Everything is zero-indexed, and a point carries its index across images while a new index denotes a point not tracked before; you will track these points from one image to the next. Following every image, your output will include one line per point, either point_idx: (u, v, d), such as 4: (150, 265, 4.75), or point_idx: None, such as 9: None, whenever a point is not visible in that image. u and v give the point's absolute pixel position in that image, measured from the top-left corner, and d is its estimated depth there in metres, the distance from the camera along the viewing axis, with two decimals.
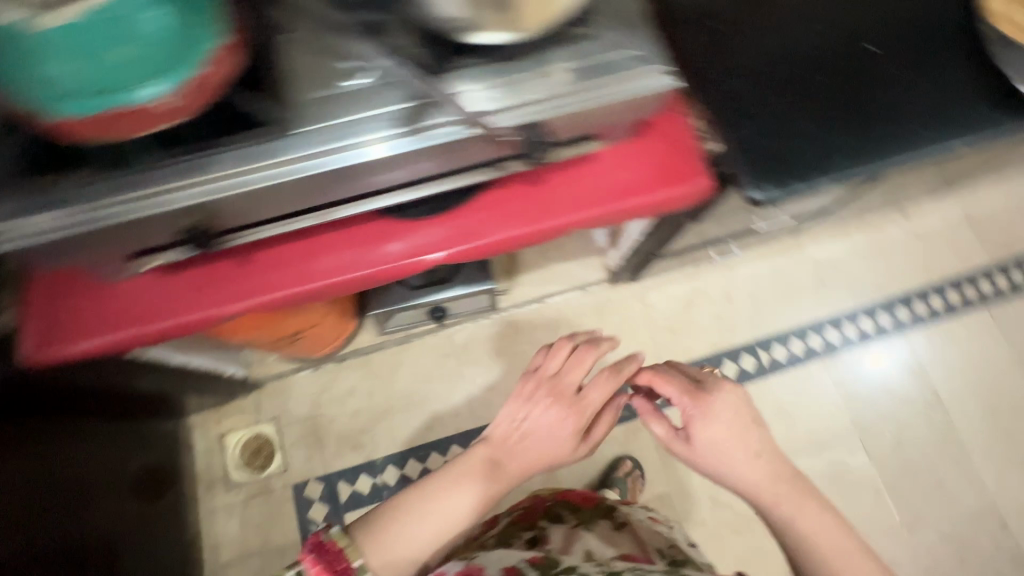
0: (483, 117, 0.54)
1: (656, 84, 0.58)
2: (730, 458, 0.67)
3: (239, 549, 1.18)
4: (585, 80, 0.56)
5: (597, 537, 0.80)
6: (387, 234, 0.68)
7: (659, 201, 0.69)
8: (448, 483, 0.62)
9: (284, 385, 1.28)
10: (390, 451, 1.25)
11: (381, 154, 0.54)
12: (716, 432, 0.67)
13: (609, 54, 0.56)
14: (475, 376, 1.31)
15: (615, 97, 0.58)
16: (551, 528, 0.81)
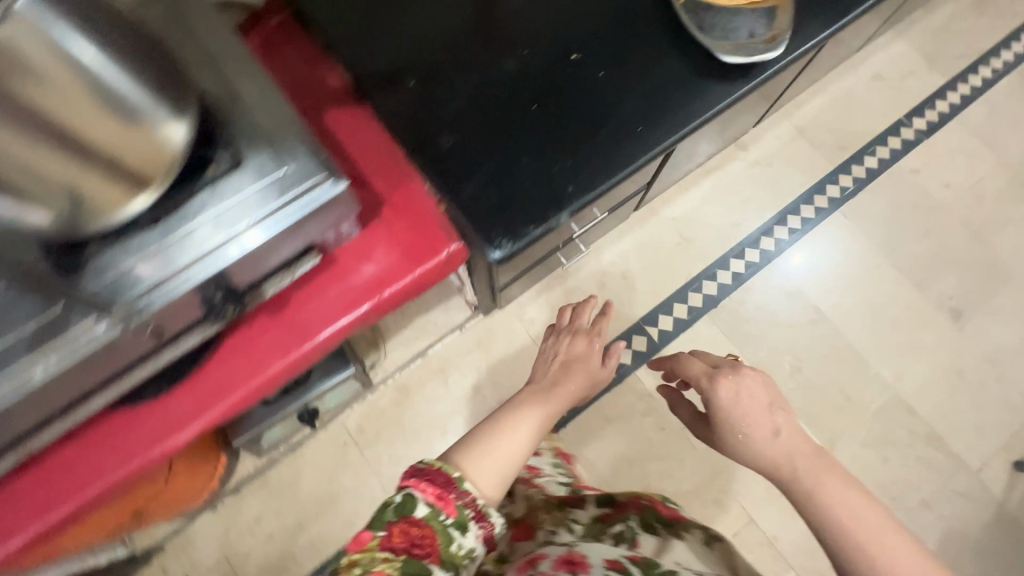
0: (126, 304, 0.51)
1: (307, 197, 0.53)
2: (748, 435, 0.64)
3: None
4: (224, 227, 0.51)
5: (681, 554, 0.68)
6: (133, 425, 0.62)
7: (411, 282, 0.66)
8: (514, 413, 0.71)
9: (186, 537, 1.19)
10: (316, 562, 1.19)
11: (32, 378, 0.51)
12: (738, 410, 0.65)
13: (240, 191, 0.52)
14: (379, 455, 1.26)
15: (276, 226, 0.53)
16: (638, 533, 0.74)
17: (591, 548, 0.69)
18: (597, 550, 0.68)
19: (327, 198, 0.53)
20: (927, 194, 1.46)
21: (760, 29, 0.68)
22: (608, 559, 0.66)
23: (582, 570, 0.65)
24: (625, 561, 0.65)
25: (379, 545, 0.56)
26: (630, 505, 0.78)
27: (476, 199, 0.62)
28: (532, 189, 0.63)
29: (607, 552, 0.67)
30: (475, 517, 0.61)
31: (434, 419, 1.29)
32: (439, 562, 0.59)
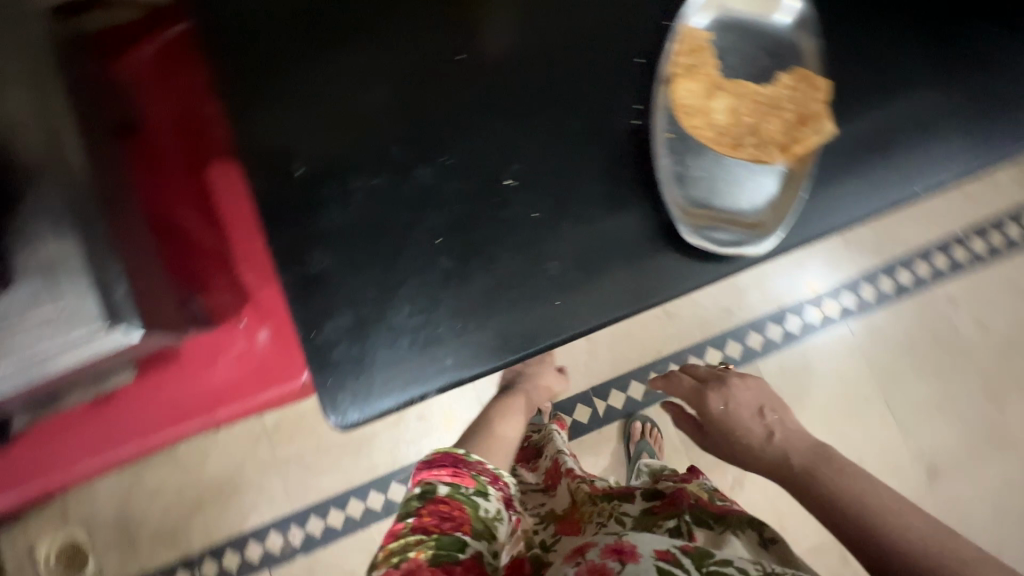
0: None
1: (78, 348, 0.41)
2: (744, 434, 0.67)
3: None
4: None
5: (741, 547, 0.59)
6: None
7: (254, 405, 0.57)
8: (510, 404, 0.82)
9: (88, 489, 1.21)
10: (205, 544, 1.21)
11: None
12: (737, 414, 0.69)
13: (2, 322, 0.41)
14: (285, 459, 1.23)
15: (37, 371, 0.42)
16: (694, 528, 0.63)
17: (639, 536, 0.54)
18: (648, 539, 0.54)
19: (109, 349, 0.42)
20: (952, 331, 1.28)
21: (753, 203, 0.53)
22: (659, 548, 0.52)
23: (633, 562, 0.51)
24: (677, 551, 0.52)
25: (410, 530, 0.55)
26: (679, 498, 0.68)
27: (328, 352, 0.51)
28: (399, 352, 0.51)
29: (657, 540, 0.54)
30: (490, 479, 0.64)
31: (349, 437, 1.24)
32: (472, 530, 0.57)
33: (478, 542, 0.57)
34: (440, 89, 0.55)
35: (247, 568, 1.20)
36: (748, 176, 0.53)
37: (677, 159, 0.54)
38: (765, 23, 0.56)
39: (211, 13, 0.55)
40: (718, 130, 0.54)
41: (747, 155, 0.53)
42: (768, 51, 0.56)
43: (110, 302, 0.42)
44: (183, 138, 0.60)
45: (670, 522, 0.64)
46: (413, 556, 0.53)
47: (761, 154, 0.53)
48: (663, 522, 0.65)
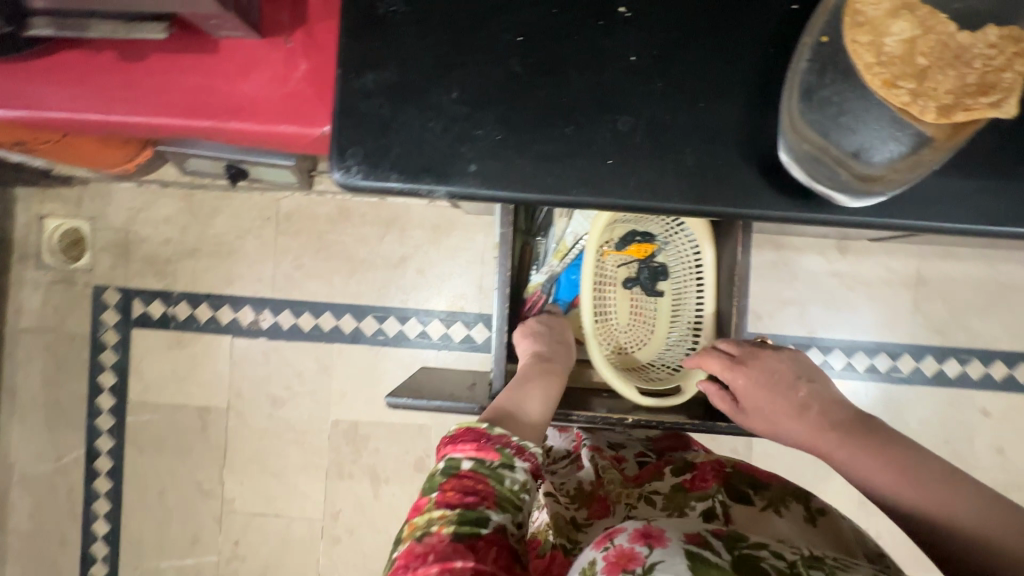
0: None
1: None
2: (777, 420, 0.63)
3: (37, 320, 1.28)
4: None
5: (782, 521, 0.61)
6: None
7: (271, 135, 0.54)
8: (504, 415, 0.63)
9: (107, 190, 1.26)
10: (187, 288, 1.26)
11: None
12: (767, 391, 0.65)
13: None
14: (283, 249, 1.25)
15: None
16: (730, 505, 0.63)
17: (665, 521, 0.51)
18: (675, 525, 0.50)
19: None
20: (966, 440, 1.19)
21: (872, 156, 0.44)
22: (687, 533, 0.48)
23: (660, 546, 0.46)
24: (707, 534, 0.48)
25: (434, 506, 0.52)
26: (709, 474, 0.67)
27: (361, 102, 0.46)
28: (424, 133, 0.46)
29: (685, 525, 0.50)
30: (517, 452, 0.57)
31: (348, 257, 1.24)
32: (496, 505, 0.53)
33: (502, 517, 0.52)
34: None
35: (214, 326, 1.26)
36: (884, 122, 0.43)
37: (815, 68, 0.45)
38: None
39: None
40: (881, 57, 0.42)
41: (896, 99, 0.42)
42: None
43: None
44: None
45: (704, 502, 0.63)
46: (435, 530, 0.49)
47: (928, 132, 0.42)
48: (695, 504, 0.63)
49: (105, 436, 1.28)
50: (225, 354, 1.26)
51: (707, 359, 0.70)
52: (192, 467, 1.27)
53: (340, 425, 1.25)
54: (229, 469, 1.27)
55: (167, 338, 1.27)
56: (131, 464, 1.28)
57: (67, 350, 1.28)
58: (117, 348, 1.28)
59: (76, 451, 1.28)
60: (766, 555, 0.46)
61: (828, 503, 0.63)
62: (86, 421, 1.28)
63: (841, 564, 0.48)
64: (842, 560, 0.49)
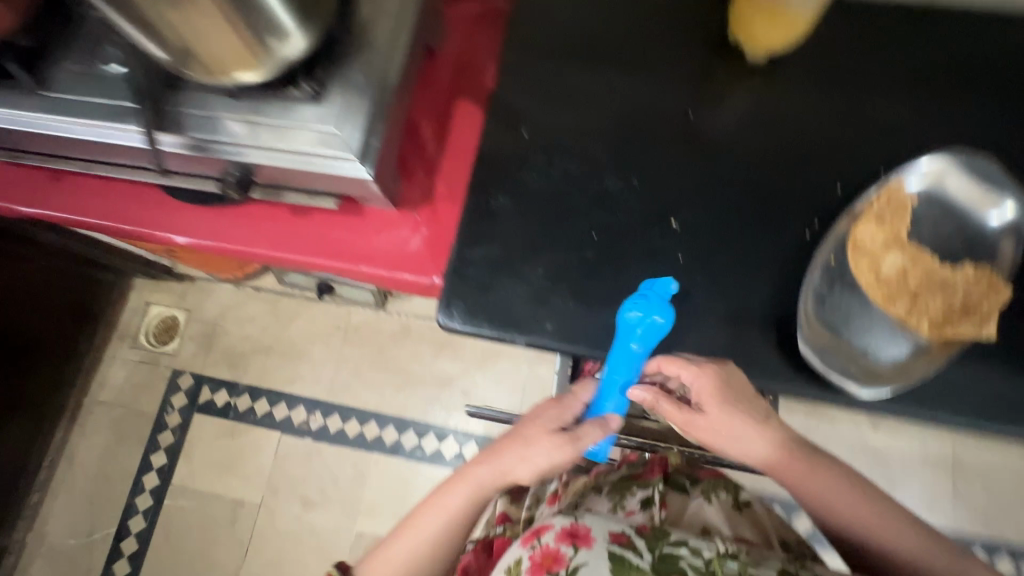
0: (177, 133, 0.58)
1: (342, 165, 0.58)
2: (743, 436, 0.55)
3: (114, 394, 1.41)
4: (276, 139, 0.57)
5: (706, 507, 0.74)
6: (158, 203, 0.73)
7: (391, 279, 0.69)
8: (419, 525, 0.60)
9: (208, 288, 1.46)
10: (252, 381, 1.39)
11: (93, 135, 0.60)
12: (734, 400, 0.54)
13: (305, 125, 0.57)
14: (345, 356, 1.38)
15: (311, 165, 0.58)
16: (668, 492, 0.75)
17: (595, 520, 0.61)
18: (602, 523, 0.60)
19: (358, 176, 0.59)
20: None
21: (879, 354, 0.54)
22: (613, 532, 0.59)
23: (584, 547, 0.57)
24: (630, 534, 0.59)
25: None
26: (655, 467, 0.78)
27: (468, 267, 0.61)
28: (514, 296, 0.60)
29: (612, 524, 0.61)
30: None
31: (401, 371, 1.35)
32: None
33: None
34: (659, 131, 0.65)
35: (268, 420, 1.35)
36: (888, 328, 0.55)
37: (826, 281, 0.56)
38: (974, 213, 0.57)
39: (532, 5, 0.72)
40: (879, 277, 0.56)
41: (896, 311, 0.55)
42: (962, 241, 0.57)
43: (365, 146, 0.57)
44: (455, 76, 0.76)
45: (642, 491, 0.74)
46: None
47: (920, 317, 0.54)
48: (635, 491, 0.74)
49: (139, 516, 1.32)
50: (271, 449, 1.34)
51: (670, 363, 0.54)
52: (210, 562, 1.28)
53: (364, 538, 1.25)
54: (245, 570, 1.26)
55: (222, 426, 1.37)
56: (153, 549, 1.30)
57: (131, 426, 1.38)
58: (176, 429, 1.37)
59: (107, 528, 1.32)
60: (685, 554, 0.57)
61: (752, 495, 0.77)
62: (126, 498, 1.33)
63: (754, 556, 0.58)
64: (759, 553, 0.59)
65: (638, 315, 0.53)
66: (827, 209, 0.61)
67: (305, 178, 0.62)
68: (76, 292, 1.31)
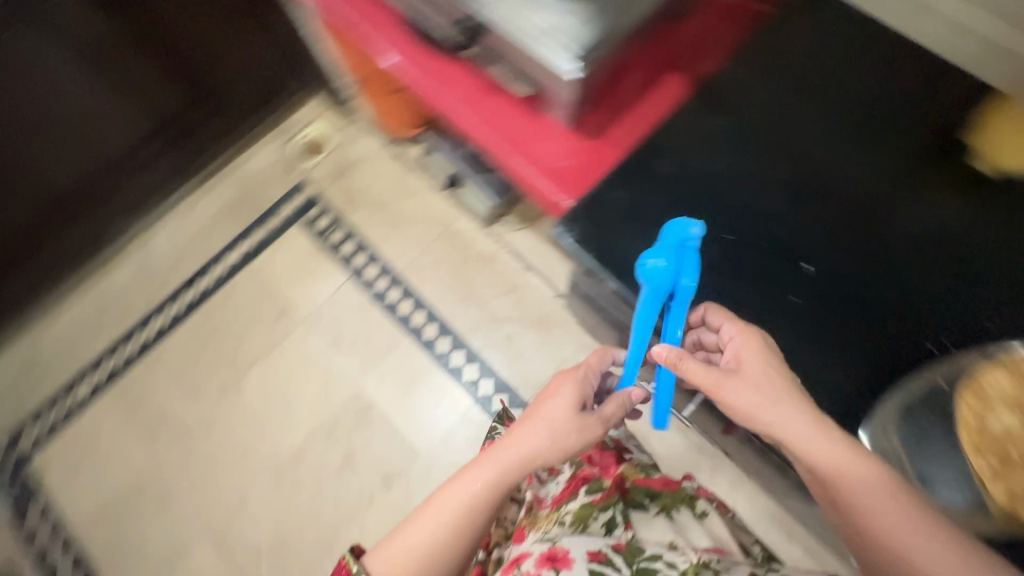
0: None
1: (555, 58, 0.63)
2: (767, 403, 0.61)
3: (247, 172, 1.59)
4: (516, 9, 0.63)
5: (668, 522, 0.91)
6: (386, 23, 0.83)
7: (529, 181, 0.74)
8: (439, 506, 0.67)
9: (361, 132, 1.60)
10: (351, 225, 1.52)
11: None
12: (759, 370, 0.63)
13: (546, 9, 0.62)
14: (433, 249, 1.47)
15: (530, 46, 0.64)
16: (631, 513, 0.90)
17: (572, 543, 0.79)
18: (579, 544, 0.79)
19: (561, 75, 0.63)
20: None
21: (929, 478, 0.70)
22: (591, 551, 0.77)
23: (564, 568, 0.75)
24: (605, 552, 0.78)
25: None
26: (613, 487, 0.91)
27: None
28: None
29: (588, 544, 0.79)
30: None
31: (469, 287, 1.42)
32: None
33: None
34: (830, 191, 0.73)
35: (345, 262, 1.48)
36: (953, 468, 0.70)
37: (930, 407, 0.69)
38: None
39: (780, 35, 0.77)
40: (982, 432, 0.68)
41: (979, 463, 0.67)
42: None
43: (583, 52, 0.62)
44: (681, 48, 0.78)
45: (605, 515, 0.86)
46: None
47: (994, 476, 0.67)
48: (600, 514, 0.86)
49: (213, 275, 1.51)
50: (334, 285, 1.47)
51: (713, 312, 0.67)
52: (243, 341, 1.44)
53: (362, 400, 1.36)
54: (263, 363, 1.42)
55: (309, 245, 1.51)
56: (209, 305, 1.48)
57: (246, 203, 1.56)
58: (276, 226, 1.54)
59: (187, 269, 1.52)
60: (657, 566, 0.79)
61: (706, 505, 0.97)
62: (212, 256, 1.52)
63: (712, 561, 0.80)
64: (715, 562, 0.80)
65: (649, 262, 0.60)
66: (913, 335, 0.68)
67: (518, 57, 0.67)
68: (266, 76, 1.47)
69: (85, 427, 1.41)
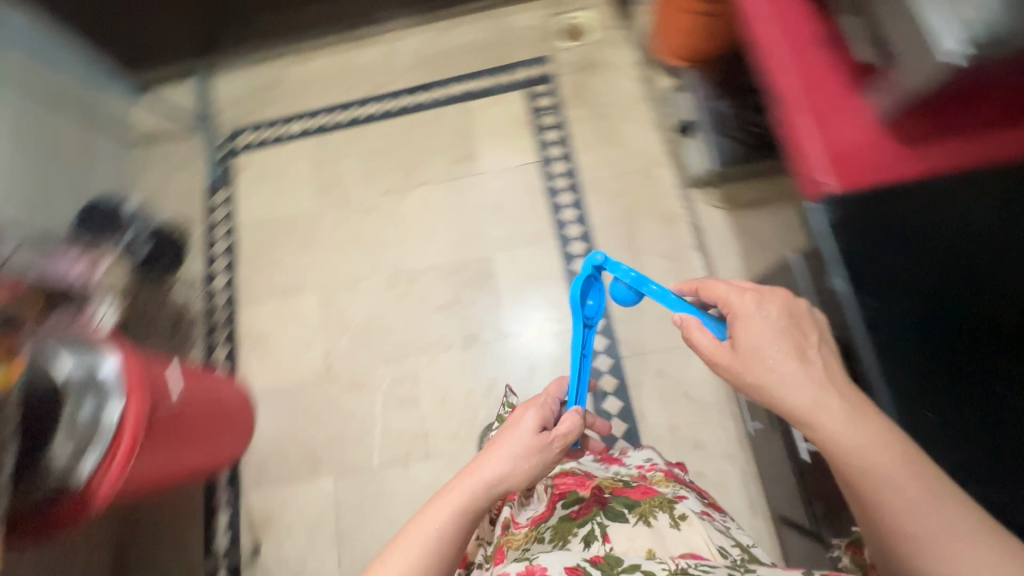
0: None
1: (943, 33, 0.57)
2: (780, 366, 0.59)
3: (508, 23, 1.63)
4: None
5: (651, 532, 0.86)
6: None
7: (802, 147, 0.74)
8: (409, 527, 0.67)
9: (624, 42, 1.56)
10: (566, 118, 1.52)
11: None
12: (751, 339, 0.61)
13: None
14: (624, 179, 1.44)
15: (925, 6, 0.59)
16: (608, 526, 0.87)
17: (550, 560, 0.74)
18: (555, 560, 0.74)
19: (936, 52, 0.58)
20: None
21: None
22: (568, 567, 0.72)
23: None
24: (585, 566, 0.72)
25: None
26: (590, 502, 0.91)
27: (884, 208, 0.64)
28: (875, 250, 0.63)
29: (568, 559, 0.74)
30: None
31: (634, 232, 1.39)
32: None
33: None
34: (987, 195, 0.65)
35: (542, 146, 1.50)
36: None
37: None
38: None
39: None
40: None
41: None
42: None
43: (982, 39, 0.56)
44: None
45: (583, 530, 0.87)
46: None
47: None
48: (576, 531, 0.88)
49: (432, 94, 1.60)
50: (520, 160, 1.50)
51: (717, 285, 0.67)
52: (424, 161, 1.54)
53: (488, 267, 1.42)
54: (429, 188, 1.52)
55: (519, 114, 1.54)
56: (416, 116, 1.58)
57: (491, 49, 1.62)
58: (504, 83, 1.58)
59: (416, 77, 1.62)
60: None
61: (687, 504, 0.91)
62: (440, 78, 1.61)
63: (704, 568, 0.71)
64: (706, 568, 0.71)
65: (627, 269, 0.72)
66: None
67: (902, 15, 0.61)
68: None
69: (279, 156, 1.61)
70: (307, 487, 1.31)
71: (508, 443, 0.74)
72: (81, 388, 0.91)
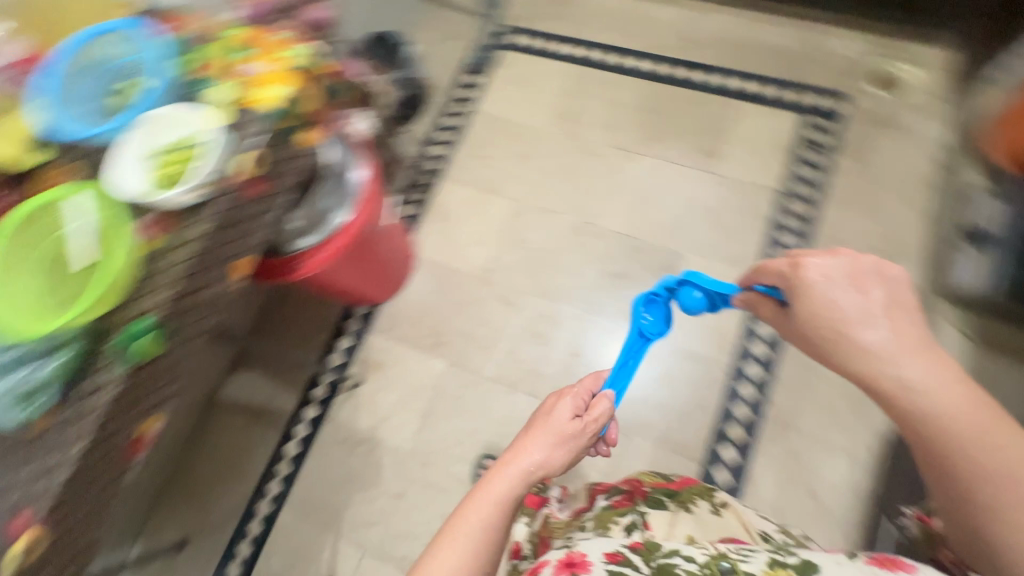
0: None
1: None
2: (860, 342, 0.64)
3: (822, 44, 1.51)
4: None
5: (692, 518, 0.90)
6: None
7: None
8: (454, 520, 0.66)
9: (938, 118, 1.39)
10: (834, 162, 1.40)
11: None
12: (808, 310, 0.67)
13: None
14: (862, 249, 1.30)
15: None
16: (648, 514, 0.90)
17: (589, 547, 0.75)
18: (595, 546, 0.75)
19: None
20: None
21: None
22: (608, 553, 0.74)
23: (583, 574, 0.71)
24: (624, 553, 0.73)
25: None
26: (628, 498, 0.95)
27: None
28: None
29: (607, 546, 0.75)
30: None
31: None
32: None
33: None
34: None
35: (794, 178, 1.40)
36: None
37: None
38: None
39: None
40: None
41: None
42: None
43: None
44: None
45: (625, 519, 0.90)
46: None
47: None
48: (618, 520, 0.90)
49: (709, 77, 1.54)
50: (763, 180, 1.41)
51: (780, 260, 0.72)
52: (668, 134, 1.50)
53: (677, 261, 1.38)
54: (660, 161, 1.48)
55: (786, 135, 1.44)
56: (683, 90, 1.54)
57: (792, 61, 1.51)
58: (787, 99, 1.48)
59: (703, 54, 1.56)
60: (679, 560, 0.70)
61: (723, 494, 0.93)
62: (726, 65, 1.54)
63: (744, 552, 0.69)
64: (748, 551, 0.70)
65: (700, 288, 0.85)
66: None
67: None
68: None
69: (541, 65, 1.64)
70: (423, 356, 1.40)
71: (544, 429, 0.75)
72: (333, 179, 1.02)
